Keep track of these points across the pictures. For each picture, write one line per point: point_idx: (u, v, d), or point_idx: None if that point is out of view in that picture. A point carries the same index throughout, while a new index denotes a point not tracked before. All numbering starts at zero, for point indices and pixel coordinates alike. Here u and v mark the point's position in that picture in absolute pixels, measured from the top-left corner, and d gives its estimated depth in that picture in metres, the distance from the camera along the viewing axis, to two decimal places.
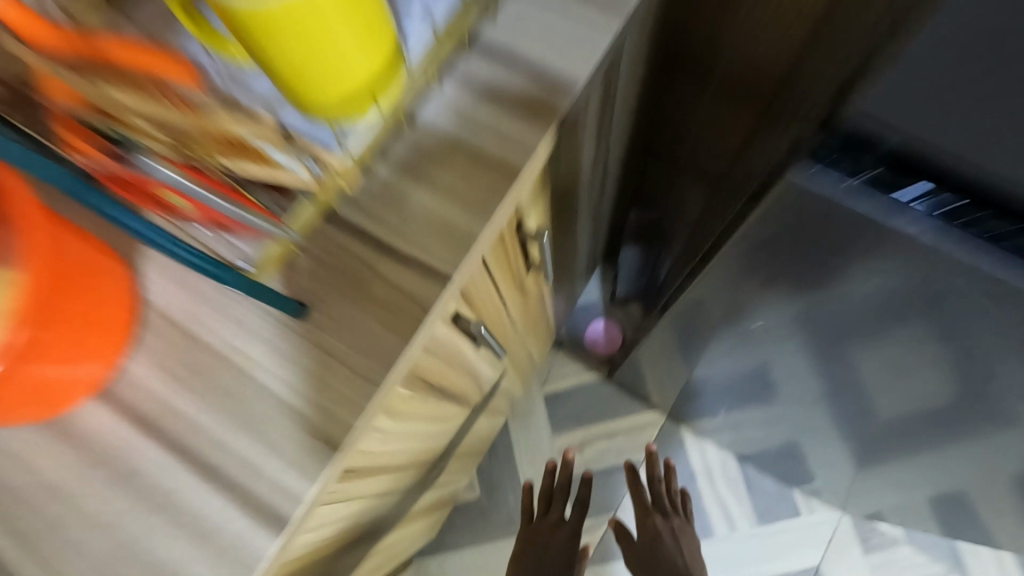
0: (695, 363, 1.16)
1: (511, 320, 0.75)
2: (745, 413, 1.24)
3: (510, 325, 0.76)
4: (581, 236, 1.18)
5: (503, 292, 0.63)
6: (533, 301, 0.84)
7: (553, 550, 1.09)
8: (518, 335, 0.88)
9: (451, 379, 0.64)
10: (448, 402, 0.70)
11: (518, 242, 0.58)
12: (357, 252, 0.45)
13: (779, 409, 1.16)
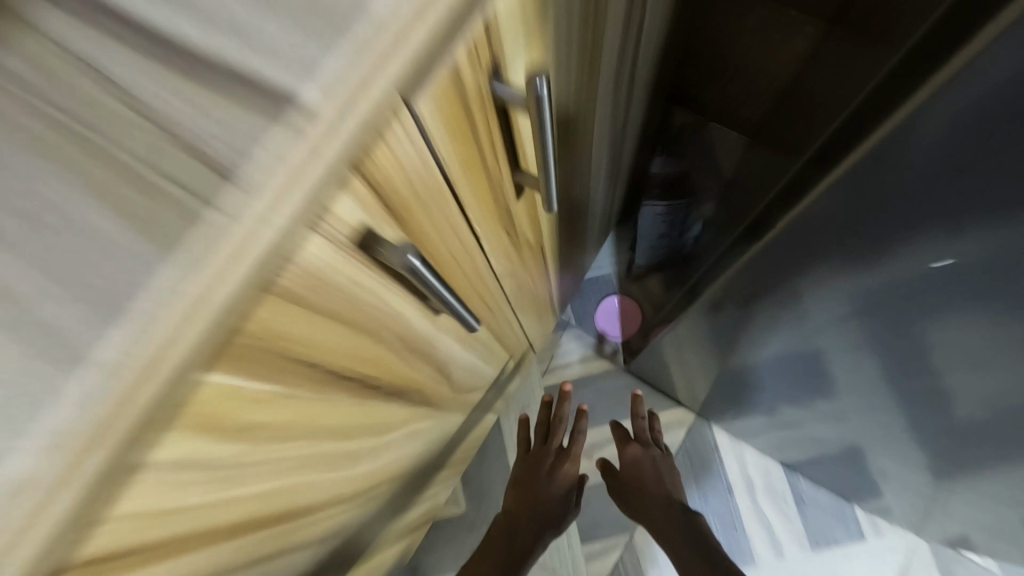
0: (730, 348, 0.90)
1: (491, 274, 0.48)
2: (788, 411, 0.99)
3: (490, 278, 0.49)
4: (597, 188, 0.93)
5: (471, 213, 0.38)
6: (529, 252, 0.57)
7: (552, 481, 0.94)
8: (508, 302, 0.62)
9: (381, 359, 0.38)
10: (389, 399, 0.43)
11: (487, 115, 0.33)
12: (132, 107, 0.22)
13: (835, 409, 0.90)
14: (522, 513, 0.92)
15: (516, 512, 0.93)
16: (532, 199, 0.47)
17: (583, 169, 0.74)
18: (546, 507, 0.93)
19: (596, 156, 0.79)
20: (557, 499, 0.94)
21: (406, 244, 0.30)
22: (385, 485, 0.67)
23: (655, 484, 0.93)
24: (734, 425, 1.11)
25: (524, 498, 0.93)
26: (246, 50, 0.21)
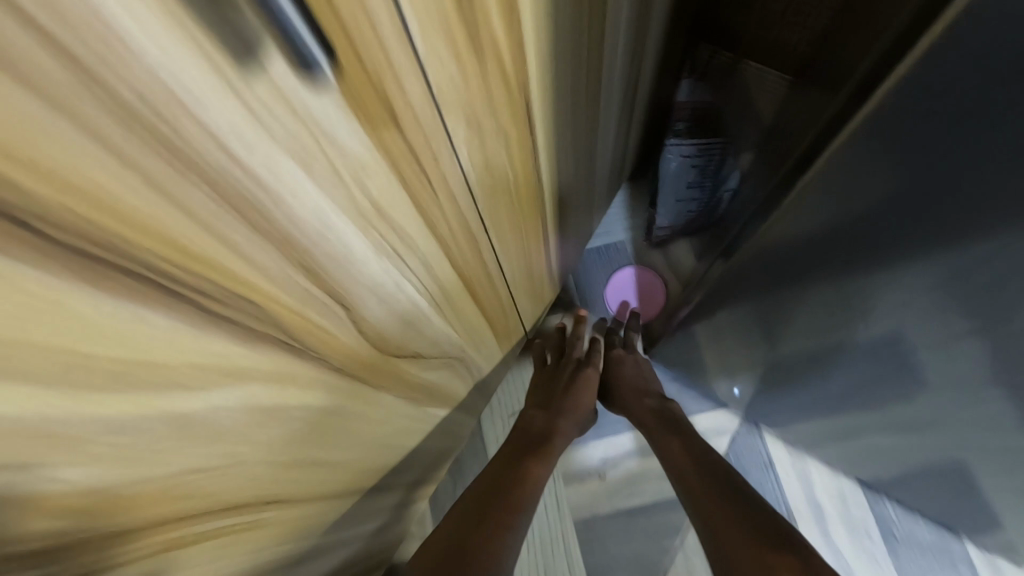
0: (784, 336, 0.64)
1: (383, 13, 0.20)
2: (860, 419, 0.72)
3: (383, 33, 0.21)
4: (608, 121, 0.67)
5: None
6: (496, 61, 0.29)
7: (578, 395, 0.72)
8: (465, 182, 0.34)
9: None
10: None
11: None
12: None
13: (939, 424, 0.63)
14: (542, 428, 0.67)
15: (534, 427, 0.67)
16: None
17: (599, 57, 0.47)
18: (570, 427, 0.70)
19: (616, 49, 0.52)
20: (582, 418, 0.71)
21: None
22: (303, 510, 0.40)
23: (644, 382, 0.74)
24: (793, 432, 0.83)
25: (545, 410, 0.70)
26: None
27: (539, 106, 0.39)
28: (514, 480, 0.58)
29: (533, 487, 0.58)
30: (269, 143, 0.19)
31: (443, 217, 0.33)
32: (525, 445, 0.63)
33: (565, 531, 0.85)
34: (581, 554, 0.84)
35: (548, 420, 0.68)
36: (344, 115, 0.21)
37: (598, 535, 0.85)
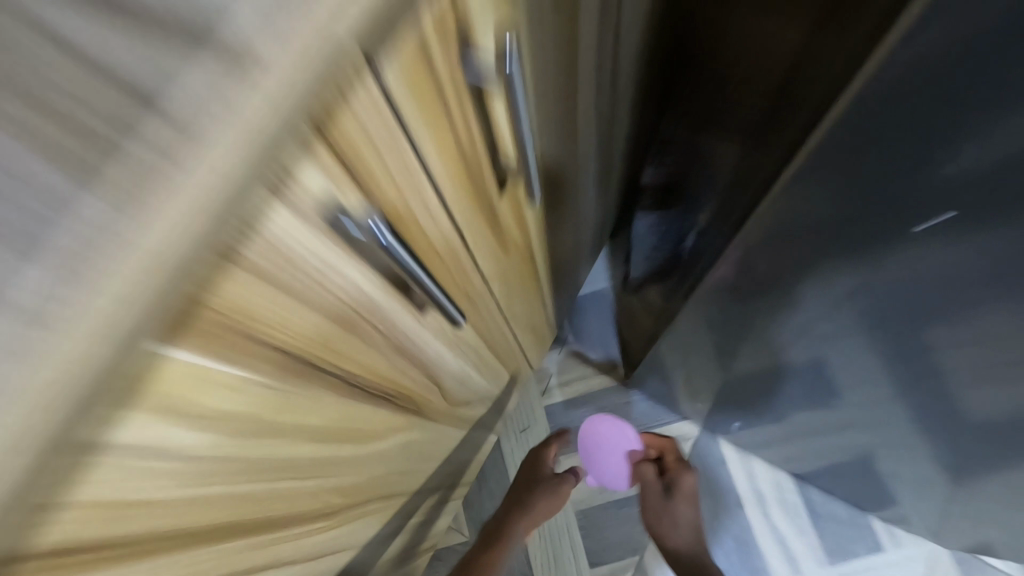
0: (735, 363, 0.87)
1: (470, 260, 0.44)
2: (797, 423, 0.96)
3: (469, 267, 0.45)
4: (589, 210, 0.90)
5: (437, 218, 0.35)
6: (517, 244, 0.53)
7: (539, 501, 0.89)
8: (498, 302, 0.58)
9: (320, 338, 0.30)
10: (350, 405, 0.38)
11: (451, 102, 0.30)
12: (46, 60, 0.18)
13: (856, 420, 0.86)
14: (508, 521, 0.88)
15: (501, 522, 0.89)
16: (512, 201, 0.45)
17: (578, 212, 0.69)
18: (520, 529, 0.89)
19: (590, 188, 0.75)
20: (536, 518, 0.89)
21: (366, 210, 0.28)
22: (392, 502, 0.63)
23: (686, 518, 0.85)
24: (741, 437, 1.08)
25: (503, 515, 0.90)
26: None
27: (539, 245, 0.61)
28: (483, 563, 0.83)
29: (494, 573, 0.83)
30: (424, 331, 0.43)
31: (481, 333, 0.57)
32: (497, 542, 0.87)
33: (567, 520, 1.08)
34: (578, 537, 1.08)
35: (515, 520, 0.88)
36: (453, 303, 0.45)
37: (592, 523, 1.08)
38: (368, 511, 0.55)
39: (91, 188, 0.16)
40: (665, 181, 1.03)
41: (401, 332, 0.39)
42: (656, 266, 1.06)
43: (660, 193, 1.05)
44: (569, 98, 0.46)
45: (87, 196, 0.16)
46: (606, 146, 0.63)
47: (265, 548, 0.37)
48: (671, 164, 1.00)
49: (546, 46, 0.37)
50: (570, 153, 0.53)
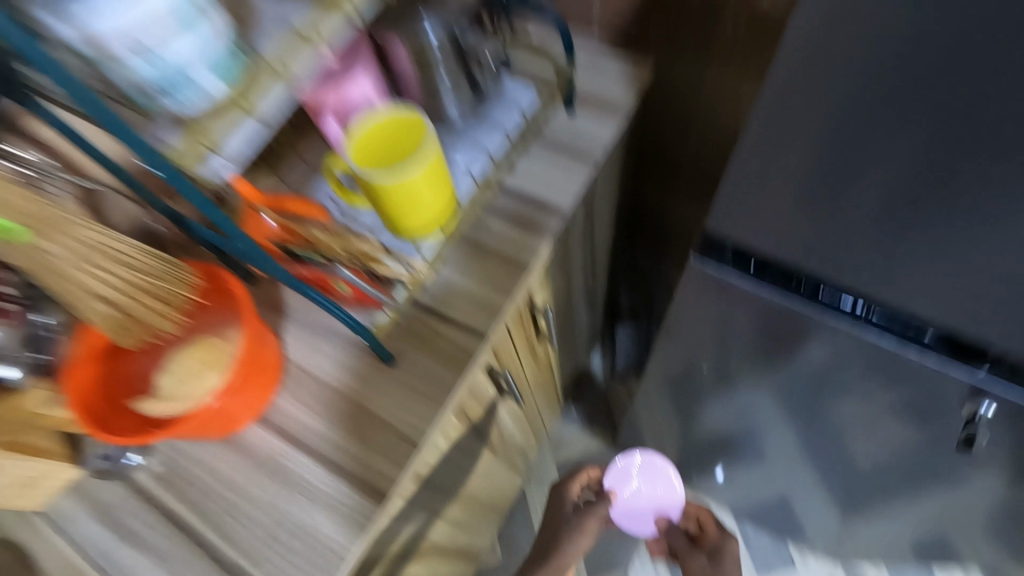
0: (690, 429, 1.30)
1: (527, 372, 0.91)
2: (739, 474, 1.38)
3: (526, 376, 0.92)
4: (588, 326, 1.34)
5: (520, 353, 0.83)
6: (546, 361, 1.00)
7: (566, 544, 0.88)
8: (535, 391, 1.04)
9: (477, 411, 0.77)
10: (477, 444, 0.84)
11: (531, 315, 0.80)
12: (437, 331, 0.67)
13: (772, 467, 1.29)
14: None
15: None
16: (546, 341, 0.93)
17: (574, 335, 1.18)
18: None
19: (585, 318, 1.24)
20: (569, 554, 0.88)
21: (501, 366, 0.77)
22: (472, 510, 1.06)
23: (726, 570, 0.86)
24: (700, 484, 1.50)
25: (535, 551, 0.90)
26: (462, 317, 0.67)
27: (555, 359, 1.09)
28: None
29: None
30: (506, 409, 0.90)
31: (525, 409, 1.03)
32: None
33: None
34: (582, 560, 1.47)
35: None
36: (519, 394, 0.92)
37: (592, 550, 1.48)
38: (465, 511, 0.98)
39: (453, 369, 0.65)
40: (638, 302, 1.54)
41: (496, 411, 0.85)
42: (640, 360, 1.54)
43: (635, 310, 1.54)
44: (570, 289, 0.95)
45: (454, 372, 0.65)
46: (587, 299, 1.13)
47: (432, 508, 0.80)
48: (641, 295, 1.51)
49: (560, 250, 0.78)
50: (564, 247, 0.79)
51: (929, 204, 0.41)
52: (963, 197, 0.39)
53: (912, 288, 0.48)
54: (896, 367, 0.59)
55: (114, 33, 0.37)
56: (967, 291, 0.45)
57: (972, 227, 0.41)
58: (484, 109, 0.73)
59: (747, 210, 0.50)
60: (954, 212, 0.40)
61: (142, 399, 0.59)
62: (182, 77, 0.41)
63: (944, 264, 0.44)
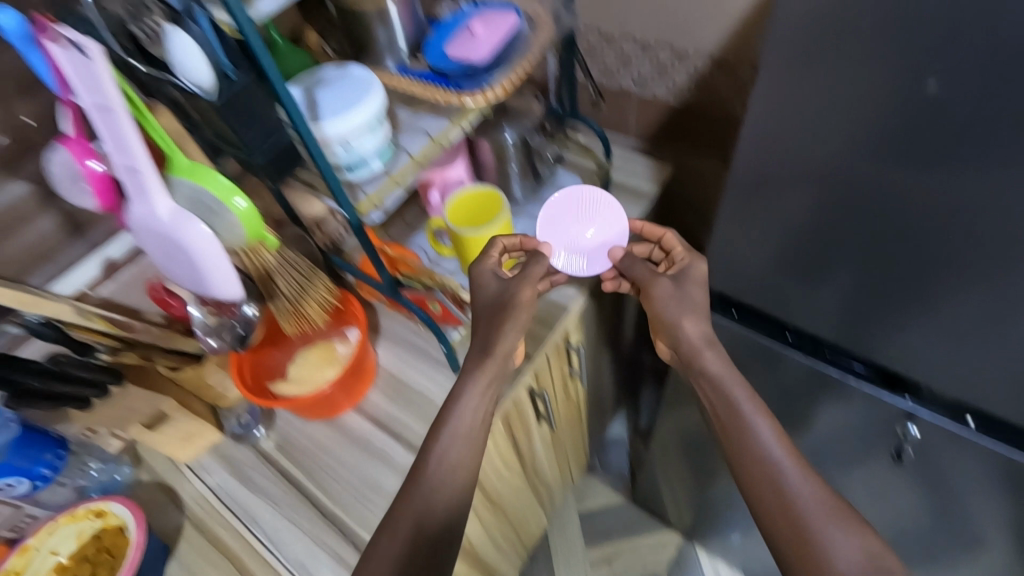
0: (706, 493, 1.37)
1: (559, 405, 1.08)
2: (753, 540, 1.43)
3: (558, 410, 1.09)
4: (619, 382, 1.48)
5: (555, 384, 1.01)
6: (575, 401, 1.17)
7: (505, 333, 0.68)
8: (565, 429, 1.20)
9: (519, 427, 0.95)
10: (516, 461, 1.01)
11: (567, 351, 0.99)
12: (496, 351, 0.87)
13: None
14: (455, 416, 0.65)
15: (451, 428, 0.64)
16: (577, 381, 1.11)
17: (603, 386, 1.34)
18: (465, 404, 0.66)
19: (617, 372, 1.39)
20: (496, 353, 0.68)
21: (540, 390, 0.94)
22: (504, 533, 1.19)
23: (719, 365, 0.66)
24: (715, 550, 1.55)
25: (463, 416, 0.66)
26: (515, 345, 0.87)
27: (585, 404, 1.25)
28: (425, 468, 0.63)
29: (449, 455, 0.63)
30: (540, 435, 1.06)
31: (556, 443, 1.18)
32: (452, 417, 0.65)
33: None
34: None
35: (473, 423, 0.65)
36: (552, 425, 1.09)
37: None
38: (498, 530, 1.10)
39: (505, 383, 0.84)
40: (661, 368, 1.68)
41: (533, 432, 1.02)
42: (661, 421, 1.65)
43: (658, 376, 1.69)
44: (600, 340, 1.14)
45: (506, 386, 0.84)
46: (616, 354, 1.30)
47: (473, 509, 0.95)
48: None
49: (594, 302, 0.98)
50: (596, 298, 0.98)
51: (868, 254, 0.58)
52: (892, 251, 0.56)
53: (873, 327, 0.63)
54: (856, 407, 0.72)
55: (336, 137, 0.62)
56: (907, 327, 0.60)
57: (899, 273, 0.57)
58: (540, 190, 0.97)
59: (737, 260, 0.68)
60: (890, 263, 0.57)
61: (278, 382, 0.80)
62: (362, 159, 0.65)
63: (892, 302, 0.59)
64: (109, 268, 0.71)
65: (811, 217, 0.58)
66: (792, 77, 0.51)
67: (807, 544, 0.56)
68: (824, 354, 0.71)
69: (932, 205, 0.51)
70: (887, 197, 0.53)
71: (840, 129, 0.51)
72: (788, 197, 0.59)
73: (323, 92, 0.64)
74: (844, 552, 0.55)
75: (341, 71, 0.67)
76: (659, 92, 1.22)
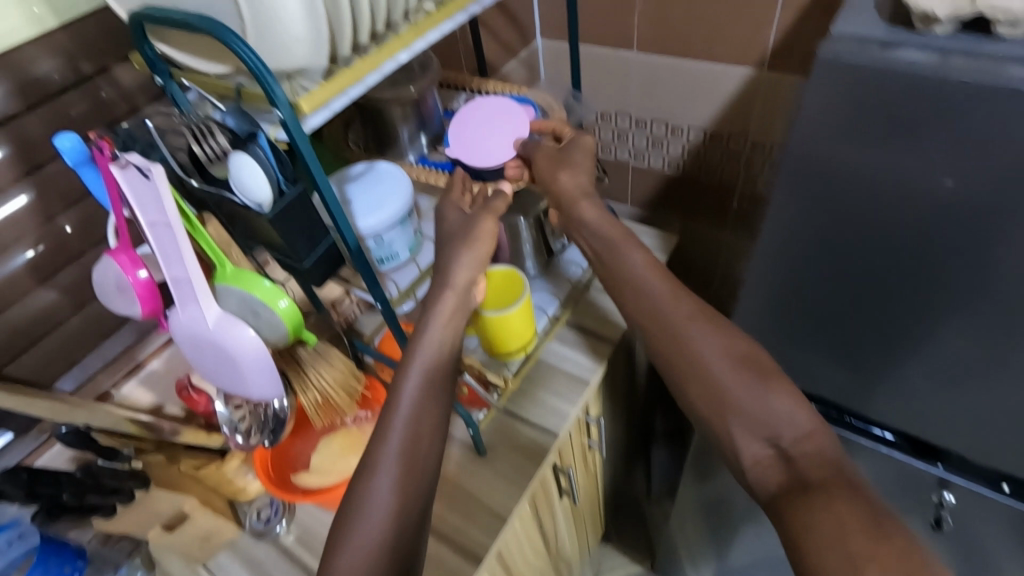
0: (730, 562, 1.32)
1: (580, 477, 1.06)
2: None
3: (579, 482, 1.07)
4: (632, 447, 1.47)
5: (576, 457, 1.00)
6: (593, 471, 1.15)
7: (463, 262, 0.61)
8: (585, 501, 1.17)
9: (545, 505, 0.92)
10: (543, 540, 0.98)
11: (587, 424, 0.98)
12: (520, 430, 0.86)
13: None
14: (424, 336, 0.58)
15: (417, 357, 0.57)
16: (595, 451, 1.09)
17: (617, 453, 1.33)
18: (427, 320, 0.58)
19: (629, 437, 1.38)
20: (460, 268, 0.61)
21: (564, 466, 0.93)
22: None
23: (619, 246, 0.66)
24: None
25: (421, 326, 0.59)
26: (538, 420, 0.87)
27: (602, 473, 1.23)
28: (394, 411, 0.55)
29: (416, 388, 0.56)
30: (563, 511, 1.04)
31: (577, 516, 1.15)
32: (426, 352, 0.58)
33: None
34: None
35: (443, 351, 0.58)
36: (573, 499, 1.06)
37: None
38: None
39: (531, 463, 0.83)
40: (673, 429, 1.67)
41: (556, 508, 0.99)
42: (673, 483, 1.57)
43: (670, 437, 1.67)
44: (616, 408, 1.14)
45: (531, 467, 0.83)
46: (629, 420, 1.29)
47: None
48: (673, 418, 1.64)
49: (611, 373, 0.99)
50: (614, 368, 0.99)
51: (889, 331, 0.59)
52: (914, 329, 0.57)
53: (899, 399, 0.63)
54: (890, 475, 0.72)
55: (370, 232, 0.64)
56: (934, 401, 0.61)
57: (921, 349, 0.58)
58: (553, 264, 0.99)
59: (759, 336, 0.69)
60: (911, 341, 0.58)
61: (300, 473, 0.76)
62: (393, 252, 0.67)
63: (918, 376, 0.60)
64: (131, 366, 0.71)
65: (829, 296, 0.60)
66: (802, 173, 0.54)
67: (688, 361, 0.58)
68: (849, 422, 0.72)
69: (948, 288, 0.53)
70: (905, 279, 0.55)
71: (854, 218, 0.54)
72: (804, 278, 0.61)
73: (353, 188, 0.67)
74: (716, 359, 0.57)
75: (370, 167, 0.70)
76: (654, 163, 1.27)
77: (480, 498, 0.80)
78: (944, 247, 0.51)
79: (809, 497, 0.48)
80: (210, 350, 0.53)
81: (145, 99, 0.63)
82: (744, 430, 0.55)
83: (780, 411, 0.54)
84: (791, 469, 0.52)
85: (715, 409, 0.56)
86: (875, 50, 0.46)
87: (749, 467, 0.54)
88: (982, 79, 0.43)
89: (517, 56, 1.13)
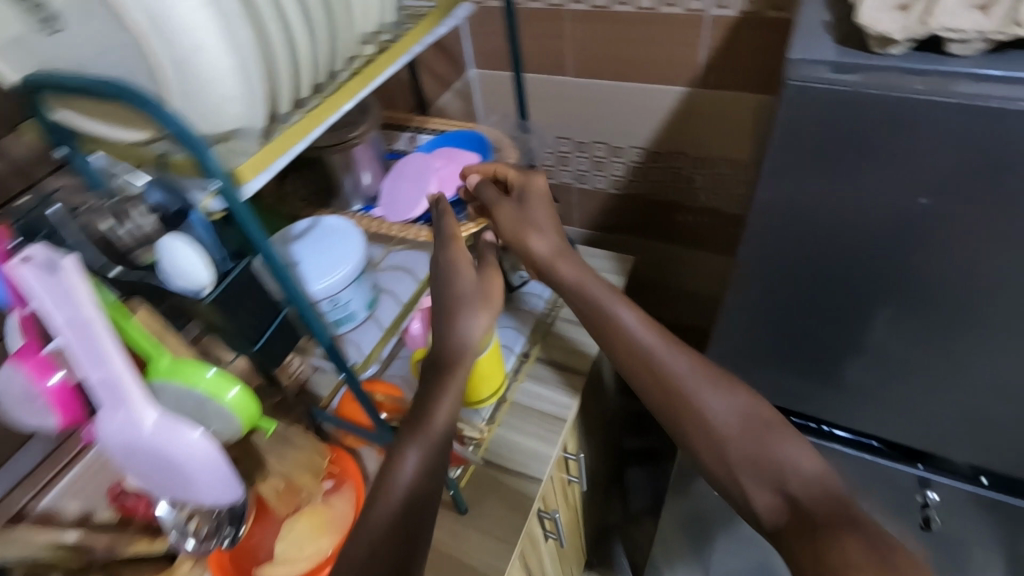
0: None
1: (562, 515, 1.02)
2: None
3: (562, 519, 1.03)
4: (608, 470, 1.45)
5: (559, 496, 0.96)
6: (575, 505, 1.11)
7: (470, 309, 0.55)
8: (568, 537, 1.13)
9: (533, 554, 0.87)
10: None
11: (566, 460, 0.95)
12: (502, 480, 0.81)
13: None
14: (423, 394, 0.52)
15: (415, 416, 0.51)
16: (575, 485, 1.06)
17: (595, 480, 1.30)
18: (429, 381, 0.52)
19: (604, 462, 1.36)
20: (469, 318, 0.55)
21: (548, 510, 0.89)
22: None
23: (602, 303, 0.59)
24: None
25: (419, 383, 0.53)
26: (520, 467, 0.82)
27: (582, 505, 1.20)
28: (389, 495, 0.48)
29: (421, 472, 0.49)
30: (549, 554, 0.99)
31: (563, 555, 1.10)
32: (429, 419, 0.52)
33: None
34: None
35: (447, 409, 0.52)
36: (557, 540, 1.02)
37: None
38: None
39: (518, 515, 0.78)
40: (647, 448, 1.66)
41: (543, 553, 0.95)
42: (657, 503, 1.55)
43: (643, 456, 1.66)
44: (592, 438, 1.12)
45: (519, 519, 0.78)
46: (603, 445, 1.27)
47: None
48: (647, 439, 1.63)
49: (586, 405, 0.97)
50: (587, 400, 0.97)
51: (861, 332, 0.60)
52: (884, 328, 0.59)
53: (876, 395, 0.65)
54: (874, 479, 0.73)
55: (323, 295, 0.58)
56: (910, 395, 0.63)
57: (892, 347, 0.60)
58: (513, 299, 0.96)
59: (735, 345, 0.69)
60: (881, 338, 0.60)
61: (263, 565, 0.63)
62: (349, 312, 0.62)
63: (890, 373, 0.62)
64: (47, 477, 0.61)
65: (802, 301, 0.61)
66: (771, 194, 0.53)
67: (687, 412, 0.55)
68: (829, 430, 0.74)
69: (916, 290, 0.54)
70: (875, 286, 0.56)
71: (824, 234, 0.54)
72: (778, 291, 0.61)
73: (298, 247, 0.61)
74: (718, 410, 0.54)
75: (315, 223, 0.64)
76: (598, 184, 1.27)
77: (469, 562, 0.75)
78: (910, 254, 0.52)
79: (822, 546, 0.44)
80: (144, 457, 0.44)
81: (41, 171, 0.55)
82: (753, 480, 0.51)
83: (787, 457, 0.51)
84: (797, 511, 0.48)
85: (716, 459, 0.53)
86: (826, 73, 0.46)
87: (766, 518, 0.50)
88: (933, 92, 0.43)
89: (453, 87, 1.10)
